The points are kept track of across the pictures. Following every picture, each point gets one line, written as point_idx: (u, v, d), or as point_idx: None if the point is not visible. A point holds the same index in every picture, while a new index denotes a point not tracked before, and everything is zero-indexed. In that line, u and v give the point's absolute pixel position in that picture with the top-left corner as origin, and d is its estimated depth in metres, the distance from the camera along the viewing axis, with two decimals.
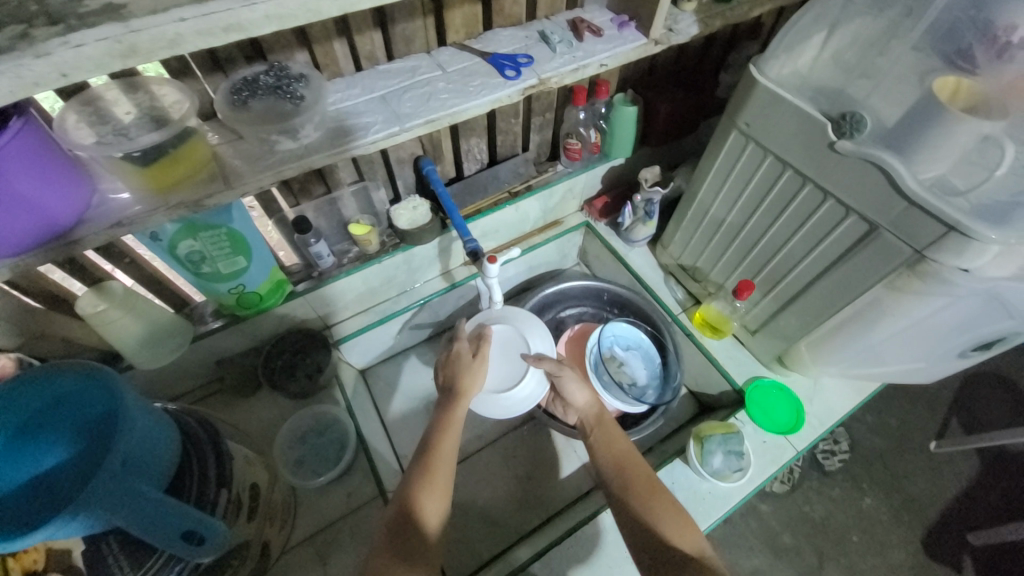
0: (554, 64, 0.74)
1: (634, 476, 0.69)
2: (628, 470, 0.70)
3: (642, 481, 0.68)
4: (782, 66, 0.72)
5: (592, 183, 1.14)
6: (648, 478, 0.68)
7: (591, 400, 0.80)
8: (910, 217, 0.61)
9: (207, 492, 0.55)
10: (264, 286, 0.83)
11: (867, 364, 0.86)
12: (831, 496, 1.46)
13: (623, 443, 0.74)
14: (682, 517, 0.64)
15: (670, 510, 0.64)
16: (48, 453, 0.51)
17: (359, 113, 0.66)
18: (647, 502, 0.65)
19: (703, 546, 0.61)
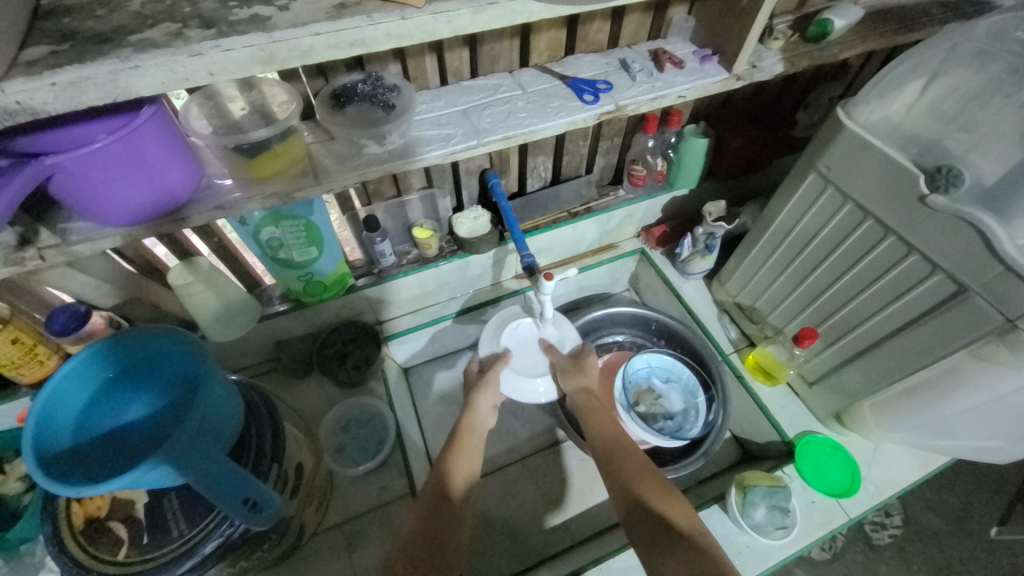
0: (632, 92, 0.75)
1: (627, 459, 0.68)
2: (622, 454, 0.69)
3: (636, 465, 0.67)
4: (872, 111, 0.69)
5: (653, 210, 1.13)
6: (640, 462, 0.67)
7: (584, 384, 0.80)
8: (1005, 284, 0.57)
9: (261, 465, 0.59)
10: (330, 277, 0.89)
11: (937, 435, 0.80)
12: (878, 574, 1.35)
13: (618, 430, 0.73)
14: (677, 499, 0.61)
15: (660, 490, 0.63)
16: (131, 407, 0.57)
17: (441, 125, 0.70)
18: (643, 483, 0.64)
19: (698, 524, 0.58)
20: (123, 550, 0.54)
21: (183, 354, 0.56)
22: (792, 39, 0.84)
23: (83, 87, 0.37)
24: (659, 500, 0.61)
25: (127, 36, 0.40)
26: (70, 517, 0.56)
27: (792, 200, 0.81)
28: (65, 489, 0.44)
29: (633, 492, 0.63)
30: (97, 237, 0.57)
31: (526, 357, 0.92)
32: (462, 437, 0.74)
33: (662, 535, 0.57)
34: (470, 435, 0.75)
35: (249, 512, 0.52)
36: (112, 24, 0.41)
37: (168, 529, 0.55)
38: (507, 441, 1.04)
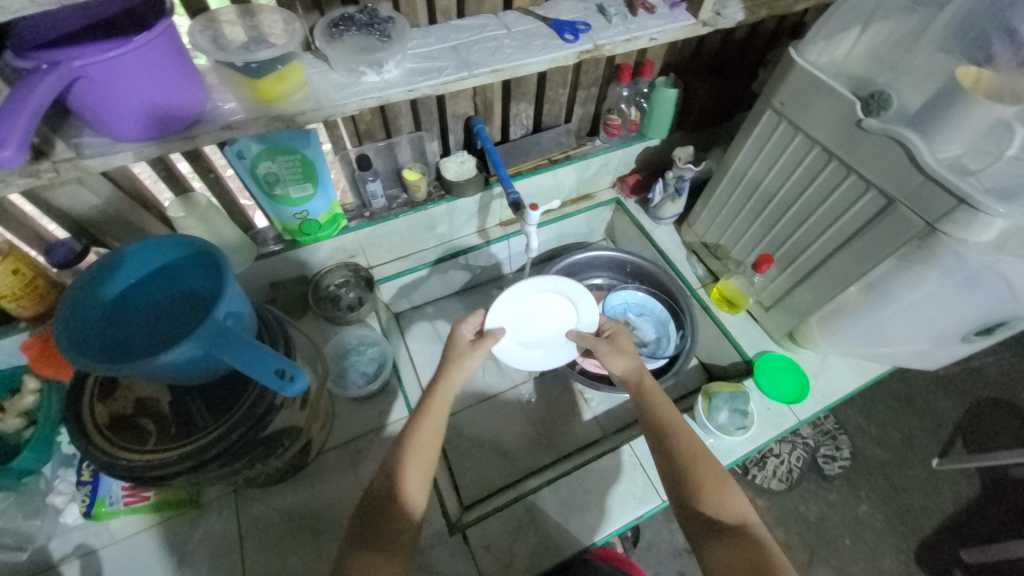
0: (608, 33, 0.82)
1: (681, 444, 0.69)
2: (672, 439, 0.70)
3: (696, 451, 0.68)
4: (818, 53, 0.79)
5: (627, 160, 1.21)
6: (692, 444, 0.68)
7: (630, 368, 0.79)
8: (924, 192, 0.67)
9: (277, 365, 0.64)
10: (324, 217, 0.92)
11: (873, 345, 0.93)
12: (828, 499, 1.62)
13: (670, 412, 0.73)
14: (726, 483, 0.65)
15: (716, 486, 0.64)
16: (144, 321, 0.62)
17: (433, 58, 0.74)
18: (702, 467, 0.66)
19: (748, 514, 0.62)
20: (152, 440, 0.59)
21: (199, 263, 0.62)
22: None
23: None
24: (710, 495, 0.64)
25: None
26: (93, 417, 0.60)
27: (751, 137, 0.90)
28: (128, 364, 0.51)
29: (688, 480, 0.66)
30: (110, 152, 0.60)
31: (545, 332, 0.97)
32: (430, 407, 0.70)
33: (713, 531, 0.61)
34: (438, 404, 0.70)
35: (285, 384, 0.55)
36: None
37: (193, 421, 0.60)
38: (496, 374, 1.12)
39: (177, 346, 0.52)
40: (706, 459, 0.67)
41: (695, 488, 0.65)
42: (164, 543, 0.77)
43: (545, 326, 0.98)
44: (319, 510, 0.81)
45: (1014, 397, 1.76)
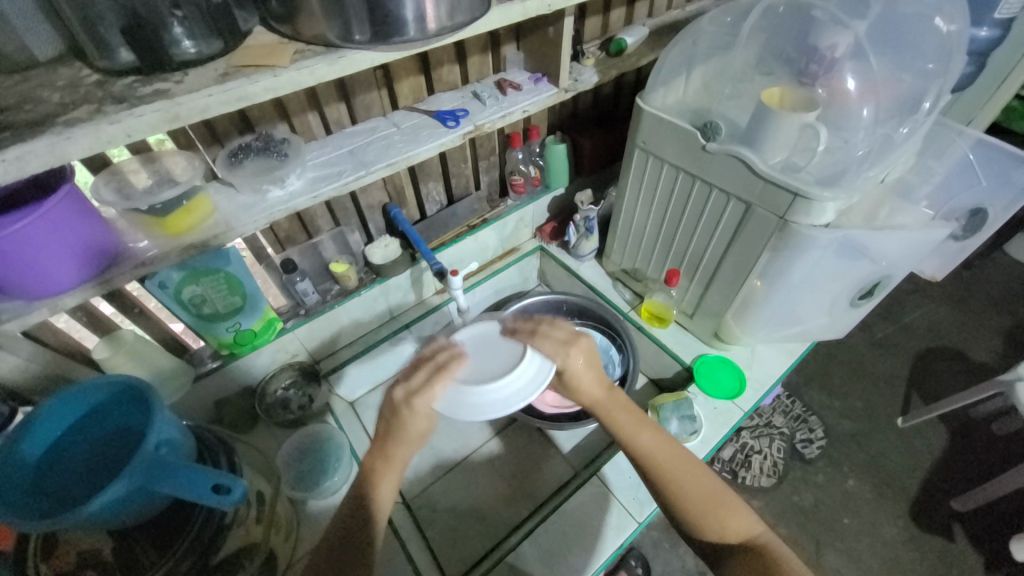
0: (485, 113, 0.94)
1: (673, 471, 0.69)
2: (663, 470, 0.69)
3: (684, 468, 0.69)
4: (663, 96, 0.92)
5: (540, 211, 1.32)
6: (680, 466, 0.70)
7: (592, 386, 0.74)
8: (769, 193, 0.79)
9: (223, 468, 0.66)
10: (258, 324, 0.95)
11: (787, 326, 1.02)
12: (817, 482, 1.67)
13: (655, 438, 0.71)
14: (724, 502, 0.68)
15: (709, 507, 0.67)
16: (75, 468, 0.62)
17: (332, 165, 0.82)
18: (694, 485, 0.68)
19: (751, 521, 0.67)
20: None
21: (129, 398, 0.64)
22: (601, 57, 1.09)
23: (27, 159, 0.45)
24: (713, 520, 0.67)
25: (56, 117, 0.48)
26: None
27: (631, 172, 1.03)
28: (58, 519, 0.51)
29: (686, 508, 0.68)
30: (25, 313, 0.62)
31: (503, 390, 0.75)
32: (389, 446, 0.66)
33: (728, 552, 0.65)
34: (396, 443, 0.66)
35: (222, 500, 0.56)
36: (40, 112, 0.49)
37: (140, 561, 0.59)
38: (462, 437, 1.13)
39: (108, 488, 0.52)
40: (697, 473, 0.70)
41: (695, 517, 0.67)
42: None
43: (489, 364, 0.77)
44: None
45: (946, 342, 1.93)
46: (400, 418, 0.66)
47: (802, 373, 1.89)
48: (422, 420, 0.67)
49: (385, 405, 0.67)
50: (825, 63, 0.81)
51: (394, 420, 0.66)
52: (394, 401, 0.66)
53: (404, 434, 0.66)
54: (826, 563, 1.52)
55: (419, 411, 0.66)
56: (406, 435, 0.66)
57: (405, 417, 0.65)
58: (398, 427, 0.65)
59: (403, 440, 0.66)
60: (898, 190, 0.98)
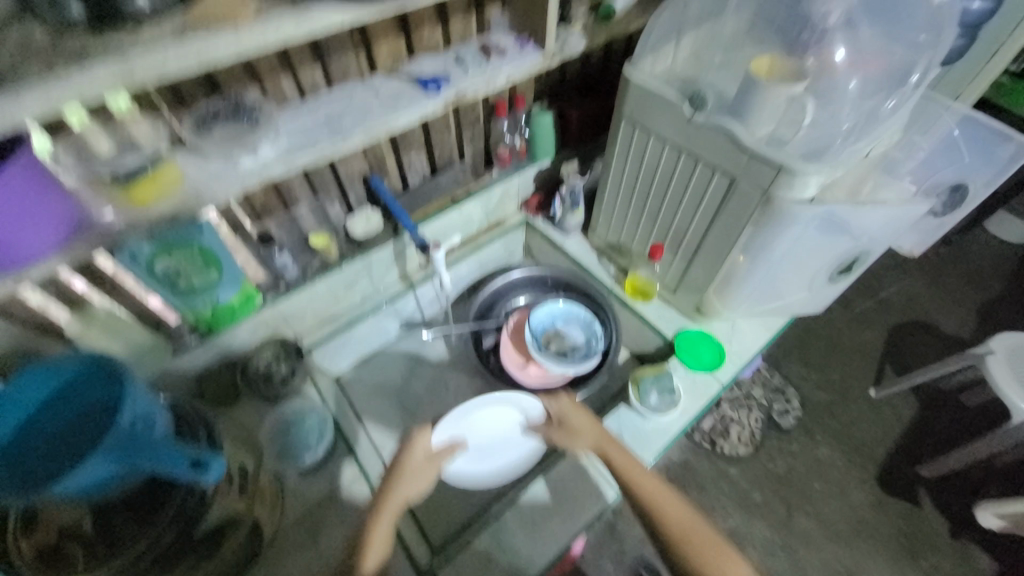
0: (468, 80, 0.91)
1: (664, 508, 0.76)
2: (658, 505, 0.77)
3: (675, 509, 0.76)
4: (653, 63, 0.89)
5: (526, 184, 1.30)
6: (674, 502, 0.77)
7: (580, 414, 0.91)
8: (753, 166, 0.78)
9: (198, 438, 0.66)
10: (235, 299, 0.93)
11: (767, 301, 1.04)
12: (791, 450, 1.73)
13: (652, 477, 0.80)
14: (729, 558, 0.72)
15: (708, 554, 0.72)
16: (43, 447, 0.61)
17: (308, 133, 0.79)
18: (678, 522, 0.75)
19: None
20: (81, 562, 0.58)
21: (93, 373, 0.62)
22: (589, 21, 1.06)
23: None
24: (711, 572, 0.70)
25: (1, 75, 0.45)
26: (19, 552, 0.59)
27: (617, 144, 1.01)
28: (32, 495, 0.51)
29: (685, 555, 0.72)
30: None
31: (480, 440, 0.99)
32: (383, 502, 0.79)
33: None
34: (390, 501, 0.79)
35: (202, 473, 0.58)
36: None
37: (121, 535, 0.59)
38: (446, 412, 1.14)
39: (83, 463, 0.52)
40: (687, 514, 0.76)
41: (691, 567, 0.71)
42: None
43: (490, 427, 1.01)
44: None
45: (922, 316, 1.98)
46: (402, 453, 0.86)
47: (782, 346, 1.93)
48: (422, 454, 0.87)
49: (401, 442, 0.88)
50: (815, 32, 0.79)
51: (403, 454, 0.86)
52: (408, 438, 0.88)
53: (404, 461, 0.85)
54: (796, 526, 1.60)
55: (423, 441, 0.88)
56: (408, 472, 0.83)
57: (413, 445, 0.86)
58: (400, 466, 0.84)
59: (409, 467, 0.84)
60: (884, 165, 0.97)
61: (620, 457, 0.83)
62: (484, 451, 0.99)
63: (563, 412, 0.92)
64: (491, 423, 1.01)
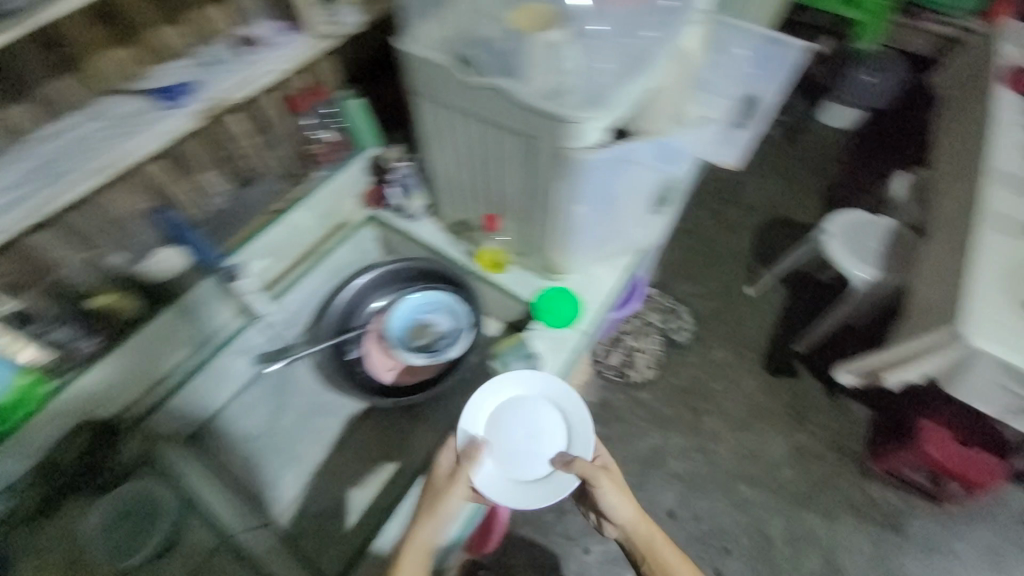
0: (217, 79, 0.81)
1: None
2: None
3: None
4: (426, 29, 0.82)
5: (357, 180, 1.18)
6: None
7: (632, 518, 0.85)
8: (533, 123, 0.76)
9: None
10: (8, 395, 0.79)
11: (608, 242, 1.07)
12: (690, 363, 1.87)
13: (673, 547, 0.85)
14: None
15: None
16: None
17: (20, 185, 0.70)
18: None
19: None
20: None
21: None
22: None
23: None
24: None
25: None
26: None
27: (418, 120, 0.95)
28: None
29: None
30: None
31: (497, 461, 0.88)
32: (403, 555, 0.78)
33: None
34: (410, 550, 0.78)
35: None
36: None
37: None
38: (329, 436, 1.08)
39: None
40: None
41: None
42: None
43: (545, 430, 0.91)
44: None
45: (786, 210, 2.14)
46: (433, 471, 0.85)
47: (667, 269, 2.05)
48: (461, 487, 0.81)
49: (429, 487, 0.83)
50: None
51: (433, 494, 0.81)
52: (448, 468, 0.84)
53: (440, 490, 0.81)
54: (704, 427, 1.76)
55: (462, 480, 0.82)
56: (434, 518, 0.79)
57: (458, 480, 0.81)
58: (432, 508, 0.80)
59: (436, 491, 0.82)
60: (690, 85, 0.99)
61: (664, 555, 0.85)
62: (531, 437, 0.90)
63: (603, 489, 0.84)
64: (527, 421, 0.92)
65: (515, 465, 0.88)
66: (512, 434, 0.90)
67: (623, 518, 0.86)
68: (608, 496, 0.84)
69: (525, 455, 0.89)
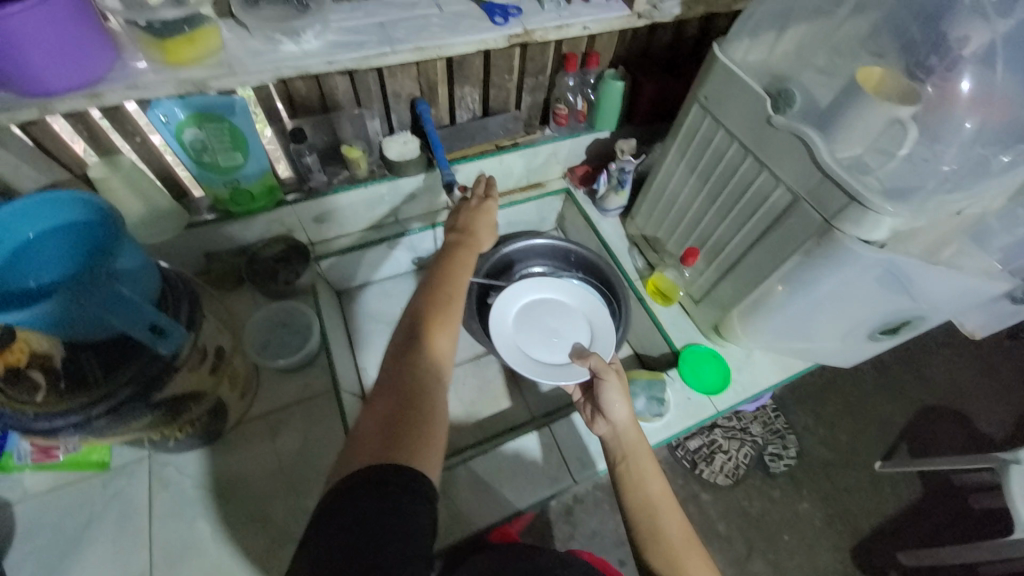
0: (540, 18, 0.83)
1: (649, 518, 0.70)
2: (663, 533, 0.68)
3: (678, 528, 0.69)
4: (746, 49, 0.81)
5: (577, 151, 1.21)
6: (680, 520, 0.70)
7: (629, 416, 0.78)
8: (822, 188, 0.69)
9: (179, 310, 0.69)
10: (257, 187, 0.92)
11: (795, 339, 0.96)
12: (771, 496, 1.66)
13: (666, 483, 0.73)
14: (695, 551, 0.68)
15: (685, 538, 0.69)
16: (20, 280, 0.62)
17: (357, 33, 0.76)
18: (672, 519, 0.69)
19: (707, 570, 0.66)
20: (42, 392, 0.61)
21: (93, 227, 0.64)
22: None
23: None
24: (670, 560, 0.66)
25: None
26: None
27: (681, 130, 0.92)
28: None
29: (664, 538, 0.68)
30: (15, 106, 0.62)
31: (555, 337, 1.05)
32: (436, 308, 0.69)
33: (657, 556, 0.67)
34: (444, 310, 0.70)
35: (158, 338, 0.63)
36: None
37: (85, 376, 0.62)
38: None
39: (54, 298, 0.55)
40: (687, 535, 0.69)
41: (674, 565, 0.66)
42: (73, 503, 0.81)
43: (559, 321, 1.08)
44: (249, 477, 0.85)
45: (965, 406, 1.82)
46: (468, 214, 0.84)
47: (799, 391, 1.82)
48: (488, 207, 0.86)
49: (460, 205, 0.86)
50: (948, 57, 0.66)
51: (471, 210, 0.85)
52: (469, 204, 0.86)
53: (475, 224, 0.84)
54: (751, 568, 1.56)
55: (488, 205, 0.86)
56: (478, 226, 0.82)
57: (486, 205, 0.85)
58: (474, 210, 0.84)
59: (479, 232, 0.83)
60: None
61: (648, 466, 0.73)
62: (550, 333, 1.06)
63: (612, 394, 0.79)
64: (561, 317, 1.09)
65: (531, 342, 1.05)
66: (548, 315, 1.09)
67: (620, 419, 0.78)
68: (619, 401, 0.79)
69: (551, 329, 1.07)
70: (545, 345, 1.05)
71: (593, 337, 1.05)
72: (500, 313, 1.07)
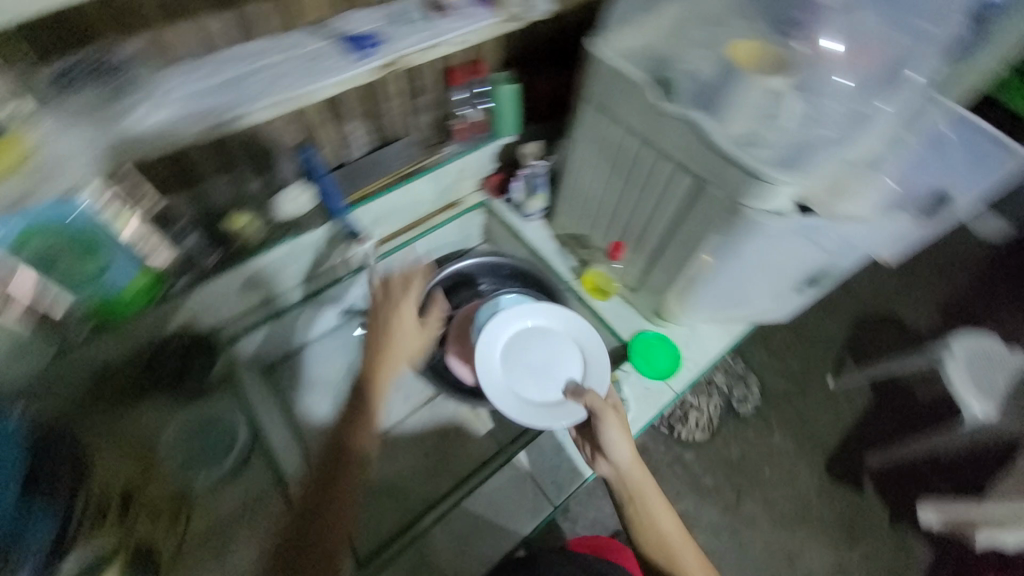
0: (408, 40, 0.78)
1: (662, 546, 0.79)
2: (670, 548, 0.79)
3: (685, 544, 0.80)
4: (625, 36, 0.77)
5: (485, 163, 1.17)
6: (684, 537, 0.81)
7: (632, 458, 0.81)
8: (722, 170, 0.69)
9: (57, 487, 0.70)
10: (138, 284, 0.77)
11: (732, 306, 0.98)
12: (747, 438, 1.73)
13: (670, 512, 0.81)
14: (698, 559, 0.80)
15: (684, 544, 0.80)
16: None
17: (205, 98, 0.69)
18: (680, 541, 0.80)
19: None
20: None
21: None
22: None
23: None
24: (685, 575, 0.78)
25: None
26: None
27: (579, 127, 0.89)
28: None
29: (677, 559, 0.78)
30: None
31: (543, 375, 0.90)
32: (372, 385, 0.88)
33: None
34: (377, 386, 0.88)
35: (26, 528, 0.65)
36: None
37: None
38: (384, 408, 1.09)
39: None
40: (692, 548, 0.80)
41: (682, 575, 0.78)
42: None
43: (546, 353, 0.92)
44: None
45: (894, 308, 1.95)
46: (388, 316, 0.92)
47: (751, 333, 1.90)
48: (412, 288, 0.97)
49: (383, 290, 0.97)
50: None
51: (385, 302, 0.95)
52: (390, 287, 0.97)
53: (395, 325, 0.92)
54: (744, 510, 1.63)
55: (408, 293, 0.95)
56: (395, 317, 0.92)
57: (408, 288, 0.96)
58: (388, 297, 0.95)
59: (398, 334, 0.91)
60: None
61: (656, 499, 0.81)
62: (542, 371, 0.90)
63: (612, 436, 0.81)
64: (546, 348, 0.93)
65: (522, 381, 0.89)
66: (532, 346, 0.93)
67: (621, 459, 0.81)
68: (621, 445, 0.81)
69: (539, 366, 0.91)
70: (535, 387, 0.88)
71: (588, 368, 0.91)
72: (482, 354, 0.91)
